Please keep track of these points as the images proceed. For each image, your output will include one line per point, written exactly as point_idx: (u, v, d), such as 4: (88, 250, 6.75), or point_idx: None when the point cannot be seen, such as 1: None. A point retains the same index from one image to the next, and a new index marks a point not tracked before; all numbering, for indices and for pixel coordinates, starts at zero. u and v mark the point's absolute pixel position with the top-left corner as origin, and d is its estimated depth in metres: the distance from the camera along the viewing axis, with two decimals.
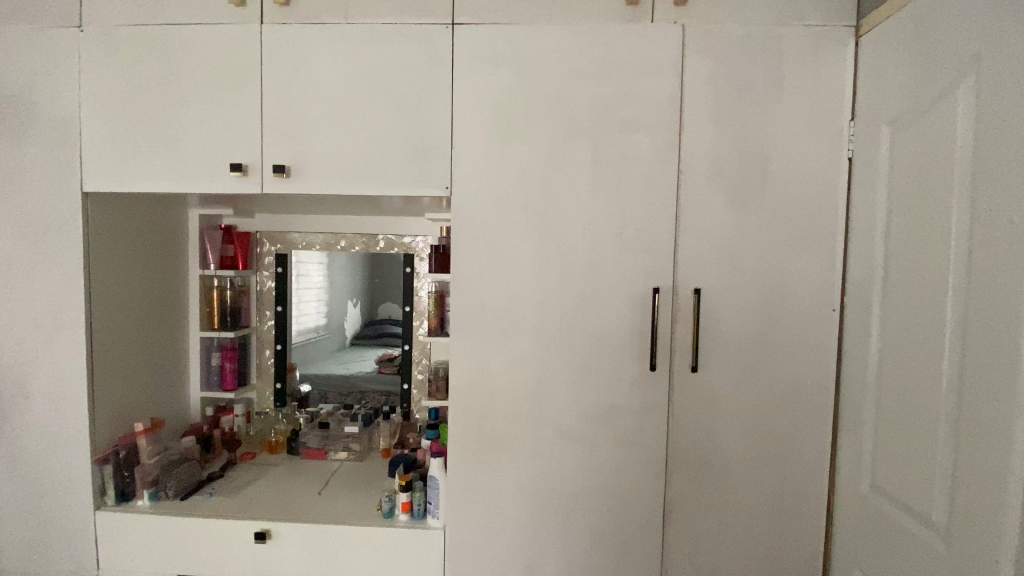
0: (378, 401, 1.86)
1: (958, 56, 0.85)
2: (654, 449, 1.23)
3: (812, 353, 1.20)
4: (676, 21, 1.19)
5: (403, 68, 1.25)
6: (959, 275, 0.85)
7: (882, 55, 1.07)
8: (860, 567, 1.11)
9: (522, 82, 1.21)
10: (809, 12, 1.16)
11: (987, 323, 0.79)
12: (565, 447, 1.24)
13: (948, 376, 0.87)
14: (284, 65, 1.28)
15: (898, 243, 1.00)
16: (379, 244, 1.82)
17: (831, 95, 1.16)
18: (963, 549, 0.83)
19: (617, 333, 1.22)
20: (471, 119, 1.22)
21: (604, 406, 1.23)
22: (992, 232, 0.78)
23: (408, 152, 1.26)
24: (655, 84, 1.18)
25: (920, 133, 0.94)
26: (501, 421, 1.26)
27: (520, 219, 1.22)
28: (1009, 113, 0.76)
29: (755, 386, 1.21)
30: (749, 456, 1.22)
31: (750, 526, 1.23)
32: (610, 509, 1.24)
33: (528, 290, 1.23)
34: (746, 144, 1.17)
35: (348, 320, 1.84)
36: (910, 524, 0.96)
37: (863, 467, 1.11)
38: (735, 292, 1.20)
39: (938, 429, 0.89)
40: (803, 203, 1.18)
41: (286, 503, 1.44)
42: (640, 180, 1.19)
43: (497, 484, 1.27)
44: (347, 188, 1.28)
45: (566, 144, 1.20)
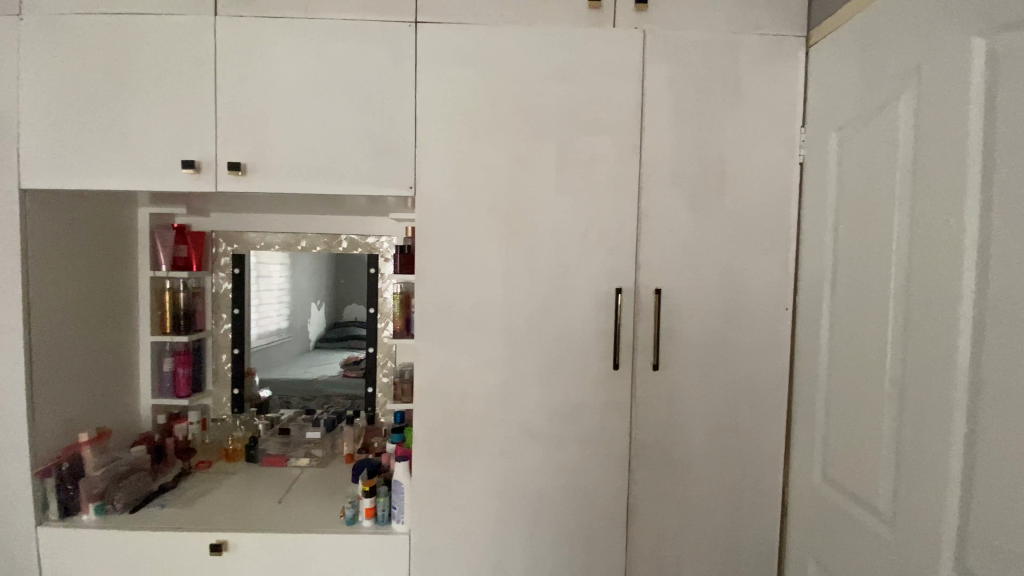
0: (342, 406, 1.82)
1: (901, 67, 0.90)
2: (618, 447, 1.24)
3: (768, 350, 1.24)
4: (639, 26, 1.21)
5: (366, 65, 1.23)
6: (901, 276, 0.89)
7: (831, 64, 1.11)
8: (812, 555, 1.16)
9: (487, 82, 1.20)
10: (764, 21, 1.20)
11: (926, 321, 0.83)
12: (532, 448, 1.25)
13: (891, 370, 0.92)
14: (241, 59, 1.24)
15: (846, 244, 1.05)
16: (341, 244, 1.77)
17: (784, 102, 1.21)
18: (905, 535, 0.88)
19: (581, 333, 1.23)
20: (436, 119, 1.21)
21: (569, 406, 1.24)
22: (930, 234, 0.83)
23: (371, 151, 1.24)
24: (618, 87, 1.20)
25: (866, 139, 0.99)
26: (467, 423, 1.25)
27: (486, 219, 1.22)
28: (944, 122, 0.81)
29: (714, 383, 1.24)
30: (710, 452, 1.25)
31: (711, 520, 1.27)
32: (576, 508, 1.25)
33: (494, 291, 1.22)
34: (705, 148, 1.21)
35: (311, 323, 1.79)
36: (858, 512, 1.01)
37: (815, 459, 1.16)
38: (695, 292, 1.23)
39: (883, 422, 0.94)
40: (758, 205, 1.22)
41: (244, 513, 1.39)
42: (604, 182, 1.21)
43: (463, 486, 1.26)
44: (309, 187, 1.25)
45: (531, 145, 1.20)
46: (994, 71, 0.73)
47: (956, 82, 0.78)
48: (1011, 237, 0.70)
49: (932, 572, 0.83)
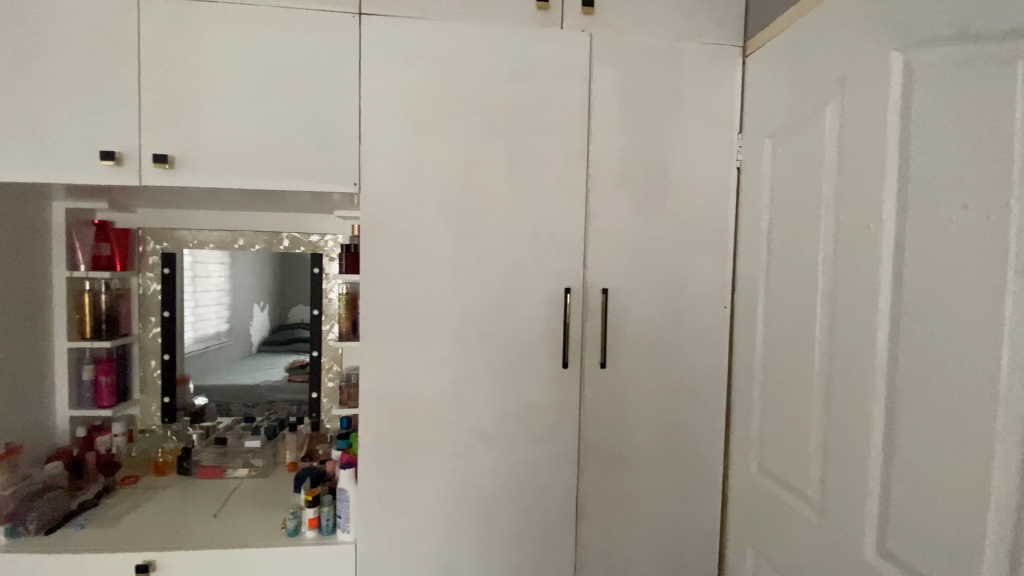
0: (285, 412, 1.74)
1: (828, 78, 0.95)
2: (567, 446, 1.25)
3: (708, 347, 1.29)
4: (586, 28, 1.22)
5: (307, 56, 1.17)
6: (827, 276, 0.95)
7: (765, 74, 1.17)
8: (750, 543, 1.21)
9: (435, 78, 1.18)
10: (704, 30, 1.25)
11: (849, 318, 0.89)
12: (481, 450, 1.23)
13: (819, 365, 0.97)
14: (166, 44, 1.15)
15: (778, 245, 1.10)
16: (282, 242, 1.69)
17: (723, 109, 1.25)
18: (832, 520, 0.93)
19: (531, 333, 1.23)
20: (381, 113, 1.17)
21: (519, 406, 1.24)
22: (853, 237, 0.88)
23: (312, 145, 1.18)
24: (566, 89, 1.21)
25: (797, 146, 1.04)
26: (416, 427, 1.22)
27: (434, 218, 1.19)
28: (865, 131, 0.86)
29: (659, 380, 1.28)
30: (655, 447, 1.29)
31: (656, 514, 1.30)
32: (525, 508, 1.25)
33: (442, 291, 1.20)
34: (650, 151, 1.24)
35: (253, 325, 1.70)
36: (791, 500, 1.06)
37: (751, 451, 1.21)
38: (640, 292, 1.25)
39: (812, 413, 0.99)
40: (699, 208, 1.26)
41: (176, 529, 1.30)
42: (552, 183, 1.21)
43: (411, 491, 1.23)
44: (245, 182, 1.18)
45: (480, 143, 1.19)
46: (909, 86, 0.78)
47: (878, 94, 0.84)
48: (922, 238, 0.76)
49: (856, 552, 0.88)
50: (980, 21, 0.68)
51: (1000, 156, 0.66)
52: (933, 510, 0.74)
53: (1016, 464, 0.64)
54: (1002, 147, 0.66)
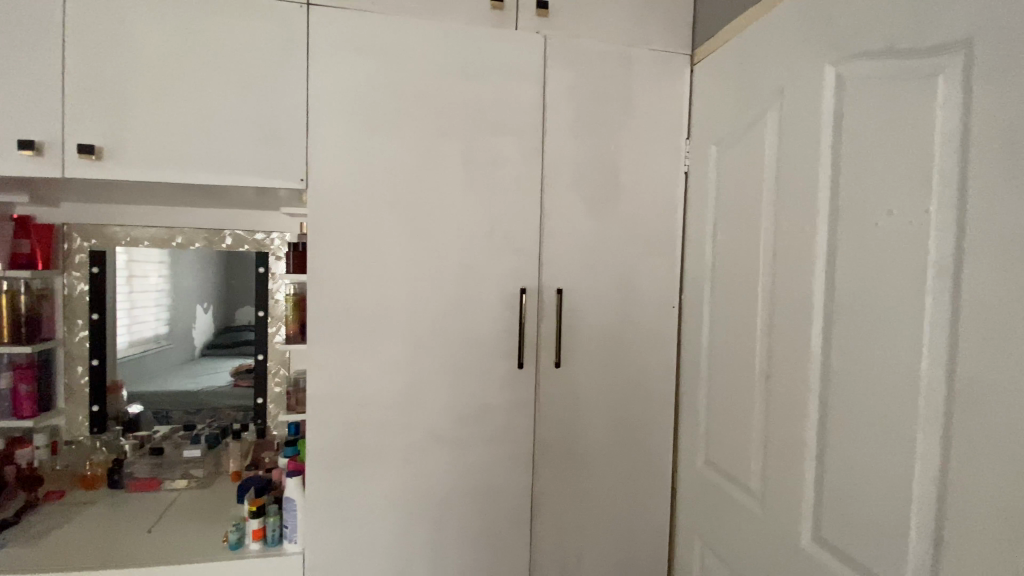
0: (228, 419, 1.65)
1: (769, 88, 1.00)
2: (521, 446, 1.25)
3: (658, 346, 1.32)
4: (541, 30, 1.22)
5: (251, 46, 1.12)
6: (768, 276, 0.99)
7: (711, 82, 1.21)
8: (698, 536, 1.25)
9: (388, 73, 1.15)
10: (654, 37, 1.28)
11: (788, 317, 0.93)
12: (435, 452, 1.22)
13: (760, 362, 1.02)
14: (95, 25, 1.07)
15: (723, 247, 1.14)
16: (225, 240, 1.60)
17: (672, 114, 1.29)
18: (772, 510, 0.97)
19: (486, 333, 1.22)
20: (331, 108, 1.13)
21: (473, 408, 1.23)
22: (791, 239, 0.93)
23: (257, 139, 1.13)
24: (520, 89, 1.21)
25: (741, 152, 1.08)
26: (367, 431, 1.18)
27: (387, 217, 1.16)
28: (802, 139, 0.90)
29: (612, 378, 1.30)
30: (608, 444, 1.31)
31: (609, 511, 1.32)
32: (480, 510, 1.24)
33: (395, 291, 1.18)
34: (602, 153, 1.26)
35: (195, 328, 1.61)
36: (735, 492, 1.10)
37: (698, 446, 1.25)
38: (594, 292, 1.27)
39: (754, 408, 1.03)
40: (649, 210, 1.29)
41: (106, 545, 1.21)
42: (508, 182, 1.21)
43: (362, 497, 1.19)
44: (183, 175, 1.12)
45: (434, 142, 1.17)
46: (841, 97, 0.83)
47: (813, 104, 0.88)
48: (852, 241, 0.81)
49: (793, 540, 0.92)
50: (905, 38, 0.73)
51: (920, 165, 0.71)
52: (864, 498, 0.79)
53: (935, 452, 0.69)
54: (922, 157, 0.70)
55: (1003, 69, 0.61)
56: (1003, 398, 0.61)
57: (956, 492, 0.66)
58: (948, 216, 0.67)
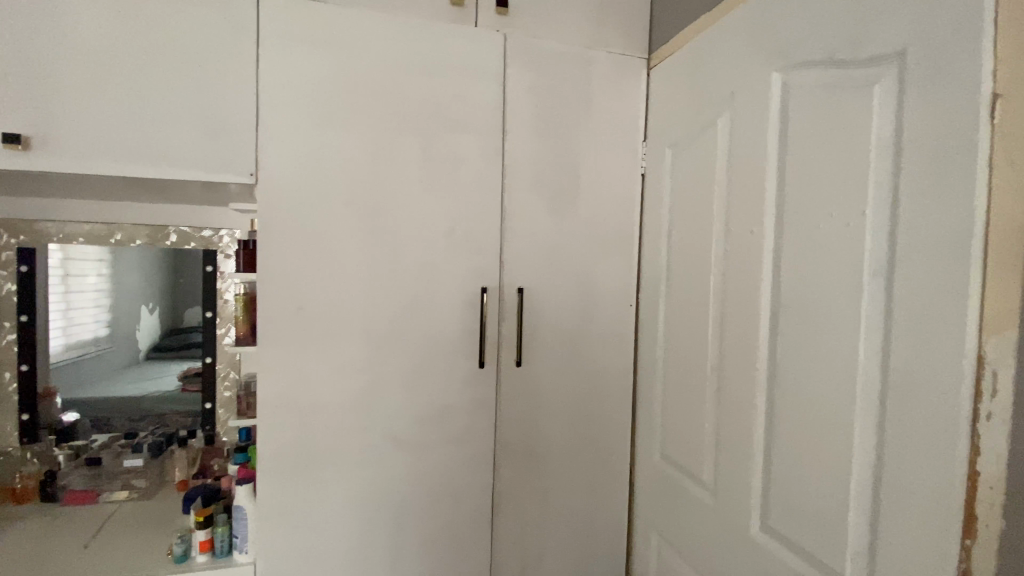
0: (174, 426, 1.57)
1: (721, 93, 1.03)
2: (482, 445, 1.25)
3: (617, 343, 1.34)
4: (501, 29, 1.22)
5: (196, 33, 1.07)
6: (719, 275, 1.03)
7: (667, 86, 1.23)
8: (655, 529, 1.27)
9: (343, 67, 1.12)
10: (612, 41, 1.30)
11: (738, 315, 0.97)
12: (394, 454, 1.19)
13: (713, 358, 1.05)
14: (20, 4, 0.99)
15: (678, 247, 1.17)
16: (168, 237, 1.51)
17: (630, 117, 1.31)
18: (724, 501, 1.01)
19: (446, 333, 1.21)
20: (283, 100, 1.09)
21: (433, 408, 1.21)
22: (740, 240, 0.96)
23: (203, 131, 1.08)
24: (480, 87, 1.20)
25: (695, 155, 1.11)
26: (323, 435, 1.15)
27: (343, 214, 1.13)
28: (752, 143, 0.94)
29: (571, 376, 1.31)
30: (568, 441, 1.32)
31: (569, 507, 1.33)
32: (440, 512, 1.23)
33: (352, 290, 1.15)
34: (562, 154, 1.27)
35: (138, 330, 1.52)
36: (689, 484, 1.13)
37: (654, 440, 1.28)
38: (554, 291, 1.28)
39: (707, 403, 1.07)
40: (608, 210, 1.31)
41: (36, 563, 1.13)
42: (468, 181, 1.20)
43: (318, 502, 1.16)
44: (122, 168, 1.05)
45: (392, 138, 1.15)
46: (787, 104, 0.87)
47: (761, 110, 0.92)
48: (797, 242, 0.84)
49: (743, 529, 0.96)
50: (845, 49, 0.76)
51: (858, 170, 0.74)
52: (807, 487, 0.82)
53: (871, 442, 0.73)
54: (859, 163, 0.74)
55: (930, 82, 0.65)
56: (931, 390, 0.65)
57: (890, 481, 0.70)
58: (882, 218, 0.71)
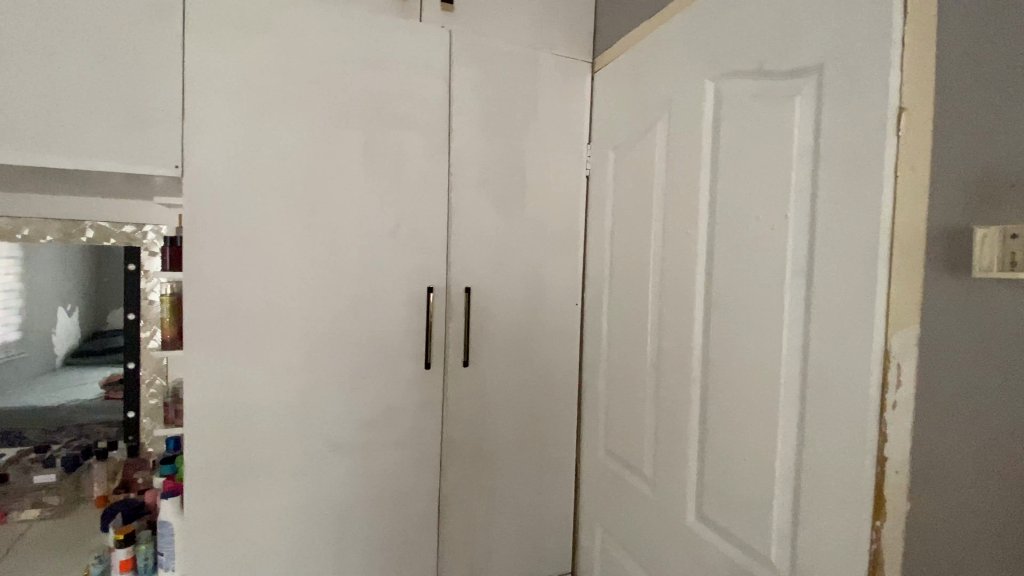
0: (91, 437, 1.44)
1: (659, 98, 1.06)
2: (428, 447, 1.23)
3: (562, 341, 1.36)
4: (445, 25, 1.21)
5: (112, 12, 0.98)
6: (658, 275, 1.06)
7: (609, 90, 1.26)
8: (600, 522, 1.30)
9: (279, 56, 1.07)
10: (557, 43, 1.31)
11: (675, 313, 1.00)
12: (335, 459, 1.16)
13: (652, 355, 1.08)
14: None
15: (620, 247, 1.20)
16: (85, 233, 1.38)
17: (575, 119, 1.33)
18: (663, 492, 1.04)
19: (390, 334, 1.18)
20: (213, 89, 1.03)
21: (376, 411, 1.18)
22: (677, 240, 1.00)
23: (122, 119, 1.00)
24: (425, 83, 1.18)
25: (636, 158, 1.14)
26: (258, 441, 1.10)
27: (279, 211, 1.08)
28: (688, 147, 0.97)
29: (518, 375, 1.32)
30: (515, 440, 1.33)
31: (516, 505, 1.34)
32: (385, 516, 1.20)
33: (289, 290, 1.10)
34: (509, 153, 1.27)
35: (55, 334, 1.40)
36: (631, 478, 1.16)
37: (598, 436, 1.31)
38: (501, 290, 1.28)
39: (647, 398, 1.10)
40: (554, 210, 1.33)
41: None
42: (412, 178, 1.18)
43: (254, 513, 1.10)
44: (27, 157, 0.95)
45: (332, 133, 1.11)
46: (719, 112, 0.91)
47: (696, 117, 0.95)
48: (728, 243, 0.88)
49: (680, 519, 1.00)
50: (771, 61, 0.81)
51: (782, 176, 0.79)
52: (738, 477, 0.86)
53: (794, 433, 0.77)
54: (783, 169, 0.79)
55: (845, 94, 0.70)
56: (845, 383, 0.69)
57: (810, 469, 0.74)
58: (803, 223, 0.76)
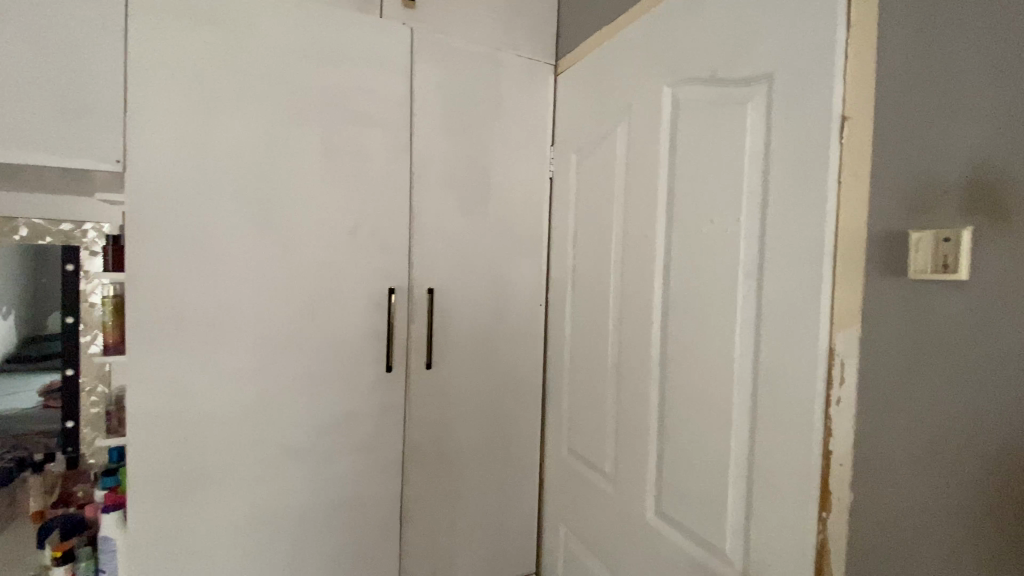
0: (28, 449, 1.35)
1: (620, 102, 1.08)
2: (389, 451, 1.21)
3: (526, 342, 1.36)
4: (407, 22, 1.19)
5: None
6: (619, 276, 1.08)
7: (572, 92, 1.27)
8: (563, 522, 1.31)
9: (230, 48, 1.02)
10: (520, 45, 1.32)
11: (635, 314, 1.02)
12: (292, 466, 1.12)
13: (613, 354, 1.10)
14: None
15: (582, 248, 1.21)
16: (17, 231, 1.29)
17: (538, 121, 1.34)
18: (623, 490, 1.06)
19: (350, 336, 1.16)
20: (159, 81, 0.98)
21: (335, 415, 1.15)
22: (637, 242, 1.01)
23: (55, 109, 0.93)
24: (385, 81, 1.16)
25: (598, 160, 1.16)
26: (209, 450, 1.05)
27: (231, 209, 1.04)
28: (647, 151, 0.99)
29: (482, 376, 1.31)
30: (479, 442, 1.32)
31: (480, 507, 1.33)
32: (344, 523, 1.18)
33: (242, 291, 1.06)
34: (472, 154, 1.26)
35: None
36: (594, 476, 1.18)
37: (562, 436, 1.31)
38: (464, 291, 1.27)
39: (608, 398, 1.11)
40: (518, 212, 1.33)
41: None
42: (373, 177, 1.15)
43: (204, 525, 1.06)
44: None
45: (288, 129, 1.08)
46: (677, 117, 0.93)
47: (654, 122, 0.97)
48: (684, 245, 0.90)
49: (640, 515, 1.01)
50: (724, 68, 0.83)
51: (735, 181, 0.81)
52: (695, 474, 0.88)
53: (746, 429, 0.80)
54: (735, 174, 0.81)
55: (793, 102, 0.72)
56: (793, 380, 0.72)
57: (761, 463, 0.77)
58: (754, 226, 0.79)
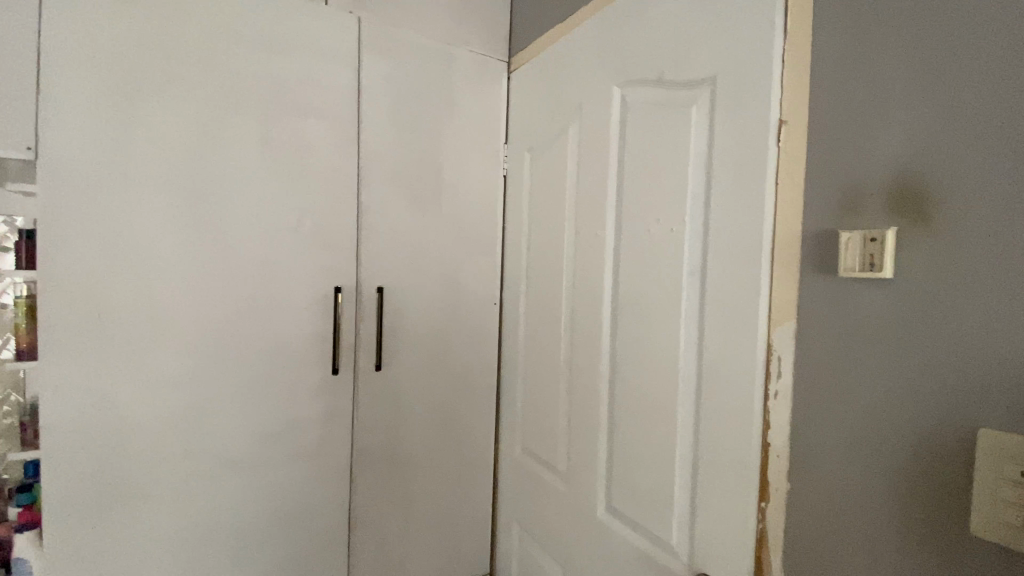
0: None
1: (570, 101, 1.08)
2: (337, 455, 1.17)
3: (480, 341, 1.35)
4: (353, 10, 1.14)
5: None
6: (570, 275, 1.08)
7: (525, 90, 1.27)
8: (517, 521, 1.31)
9: (160, 32, 0.96)
10: (473, 40, 1.30)
11: (586, 312, 1.03)
12: (232, 475, 1.07)
13: (565, 352, 1.10)
14: None
15: (535, 246, 1.21)
16: None
17: (491, 118, 1.33)
18: (575, 488, 1.07)
19: (294, 338, 1.11)
20: (79, 64, 0.90)
21: (279, 420, 1.10)
22: (588, 240, 1.02)
23: None
24: (332, 73, 1.12)
25: (550, 159, 1.16)
26: (137, 461, 0.98)
27: (162, 204, 0.98)
28: (598, 149, 0.99)
29: (434, 377, 1.29)
30: (431, 444, 1.30)
31: (432, 509, 1.31)
32: (289, 531, 1.13)
33: (175, 291, 1.00)
34: (423, 150, 1.23)
35: None
36: (546, 474, 1.18)
37: (515, 434, 1.31)
38: (415, 291, 1.24)
39: (561, 396, 1.12)
40: (471, 209, 1.31)
41: None
42: (318, 172, 1.11)
43: (133, 541, 0.99)
44: None
45: (225, 120, 1.02)
46: (625, 118, 0.94)
47: (604, 121, 0.98)
48: (632, 245, 0.91)
49: (591, 512, 1.02)
50: (669, 71, 0.84)
51: (679, 182, 0.83)
52: (643, 469, 0.90)
53: (690, 424, 0.82)
54: (680, 175, 0.83)
55: (733, 105, 0.75)
56: (733, 376, 0.74)
57: (705, 457, 0.79)
58: (697, 225, 0.81)
